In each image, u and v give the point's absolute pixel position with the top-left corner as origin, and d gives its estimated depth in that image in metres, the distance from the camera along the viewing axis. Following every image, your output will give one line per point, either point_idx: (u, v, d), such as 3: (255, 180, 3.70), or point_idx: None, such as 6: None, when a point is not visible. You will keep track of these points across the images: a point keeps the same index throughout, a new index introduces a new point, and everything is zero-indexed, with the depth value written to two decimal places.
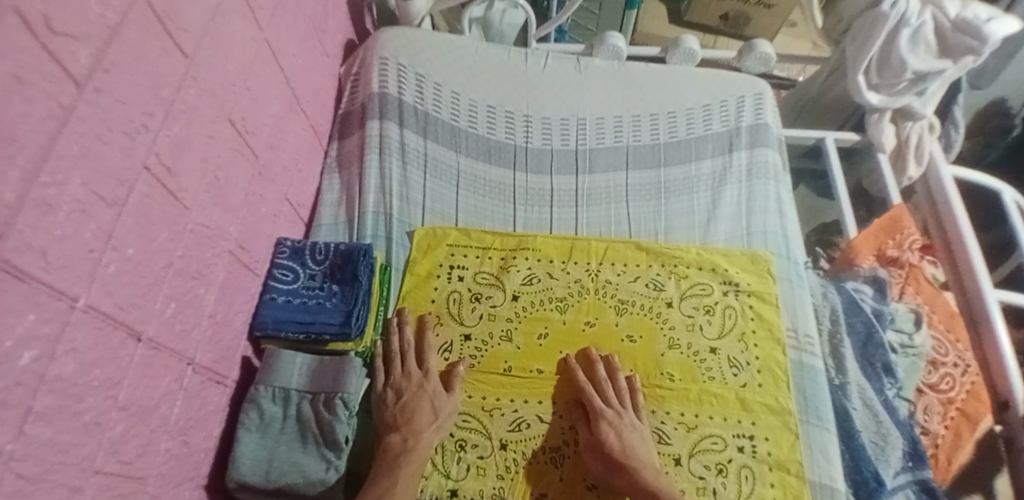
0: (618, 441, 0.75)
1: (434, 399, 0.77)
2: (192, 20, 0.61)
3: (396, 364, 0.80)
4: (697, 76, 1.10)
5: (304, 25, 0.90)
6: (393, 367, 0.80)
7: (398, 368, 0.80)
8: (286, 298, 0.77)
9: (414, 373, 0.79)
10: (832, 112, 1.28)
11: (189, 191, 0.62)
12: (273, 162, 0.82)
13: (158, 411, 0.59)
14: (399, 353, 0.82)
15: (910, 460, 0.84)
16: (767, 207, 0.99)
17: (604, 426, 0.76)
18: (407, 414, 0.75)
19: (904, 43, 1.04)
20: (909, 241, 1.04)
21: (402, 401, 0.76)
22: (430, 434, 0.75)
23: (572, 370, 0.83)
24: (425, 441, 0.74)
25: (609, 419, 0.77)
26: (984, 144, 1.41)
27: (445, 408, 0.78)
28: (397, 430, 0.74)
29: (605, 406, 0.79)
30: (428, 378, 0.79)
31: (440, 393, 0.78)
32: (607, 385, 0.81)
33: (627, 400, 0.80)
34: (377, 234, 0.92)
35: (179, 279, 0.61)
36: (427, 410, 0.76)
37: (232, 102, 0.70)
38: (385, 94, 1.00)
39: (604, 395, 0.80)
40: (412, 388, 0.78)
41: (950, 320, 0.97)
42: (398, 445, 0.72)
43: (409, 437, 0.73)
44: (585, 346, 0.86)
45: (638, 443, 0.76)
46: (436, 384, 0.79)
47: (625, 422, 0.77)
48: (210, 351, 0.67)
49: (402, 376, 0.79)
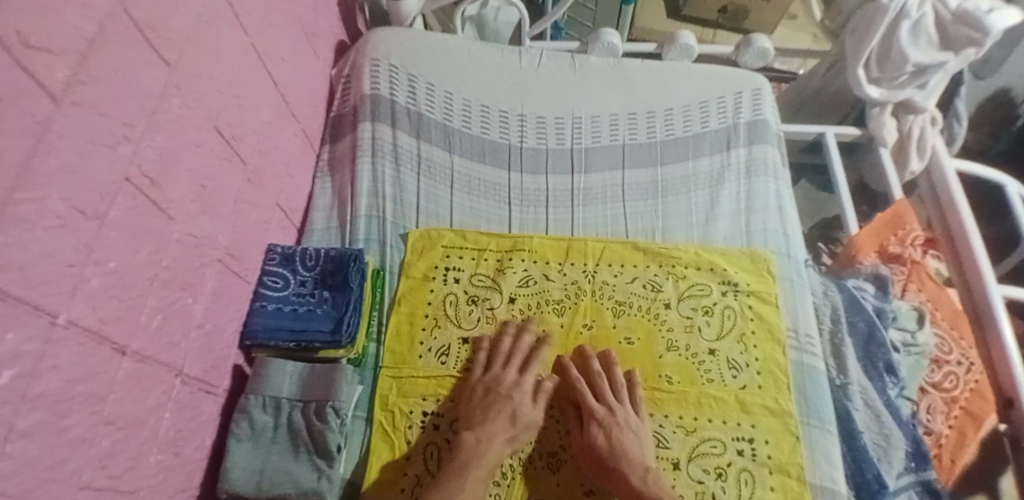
0: (606, 441, 0.75)
1: (516, 408, 0.77)
2: (174, 28, 0.60)
3: (497, 362, 0.82)
4: (694, 72, 1.08)
5: (294, 29, 0.89)
6: (494, 364, 0.82)
7: (498, 365, 0.82)
8: (277, 305, 0.77)
9: (508, 373, 0.80)
10: (832, 106, 1.26)
11: (175, 201, 0.61)
12: (264, 168, 0.81)
13: (147, 424, 0.57)
14: (502, 353, 0.83)
15: (913, 461, 0.82)
16: (766, 205, 0.97)
17: (595, 428, 0.77)
18: (485, 415, 0.76)
19: (906, 36, 1.02)
20: (911, 237, 1.03)
21: (486, 402, 0.78)
22: (501, 442, 0.74)
23: (568, 371, 0.83)
24: (496, 449, 0.74)
25: (599, 419, 0.77)
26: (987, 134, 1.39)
27: (526, 419, 0.77)
28: (473, 430, 0.75)
29: (599, 403, 0.79)
30: (520, 384, 0.80)
31: (525, 403, 0.78)
32: (602, 381, 0.81)
33: (624, 396, 0.80)
34: (370, 238, 0.91)
35: (166, 291, 0.60)
36: (506, 416, 0.76)
37: (219, 110, 0.69)
38: (377, 95, 0.99)
39: (599, 393, 0.80)
40: (503, 390, 0.79)
41: (954, 317, 0.95)
42: (472, 446, 0.73)
43: (482, 439, 0.74)
44: (579, 344, 0.86)
45: (630, 441, 0.76)
46: (524, 394, 0.79)
47: (616, 421, 0.77)
48: (200, 362, 0.66)
49: (496, 374, 0.80)
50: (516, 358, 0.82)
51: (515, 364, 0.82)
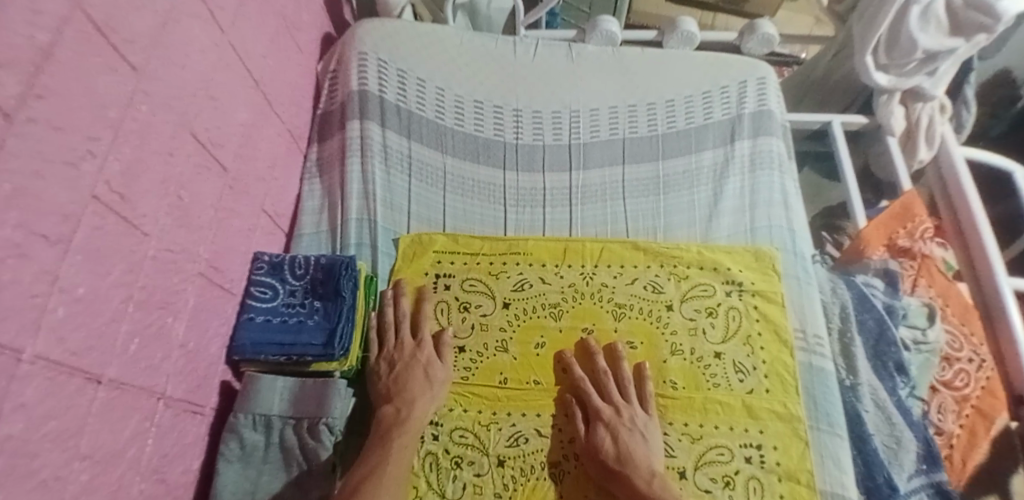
0: (613, 446, 0.73)
1: (427, 367, 0.77)
2: (139, 30, 0.56)
3: (389, 336, 0.81)
4: (695, 60, 1.04)
5: (274, 23, 0.85)
6: (387, 337, 0.80)
7: (391, 338, 0.80)
8: (265, 317, 0.73)
9: (405, 342, 0.79)
10: (837, 94, 1.22)
11: (148, 216, 0.58)
12: (246, 173, 0.77)
13: (126, 454, 0.55)
14: (390, 324, 0.81)
15: (924, 463, 0.80)
16: (771, 199, 0.94)
17: (601, 429, 0.75)
18: (400, 384, 0.75)
19: (916, 21, 0.98)
20: (920, 229, 1.00)
21: (395, 372, 0.77)
22: (424, 404, 0.74)
23: (571, 369, 0.80)
24: (419, 410, 0.73)
25: (605, 420, 0.75)
26: (989, 115, 1.35)
27: (439, 376, 0.77)
28: (391, 401, 0.74)
29: (603, 402, 0.77)
30: (421, 347, 0.79)
31: (434, 362, 0.78)
32: (608, 378, 0.79)
33: (632, 395, 0.78)
34: (361, 242, 0.87)
35: (141, 312, 0.57)
36: (421, 378, 0.76)
37: (193, 114, 0.65)
38: (365, 92, 0.95)
39: (608, 392, 0.78)
40: (406, 357, 0.78)
41: (964, 312, 0.94)
42: (390, 416, 0.72)
43: (401, 407, 0.73)
44: (580, 336, 0.83)
45: (637, 444, 0.73)
46: (430, 354, 0.79)
47: (623, 422, 0.75)
48: (182, 382, 0.63)
49: (393, 347, 0.79)
50: (406, 326, 0.81)
51: (410, 336, 0.80)
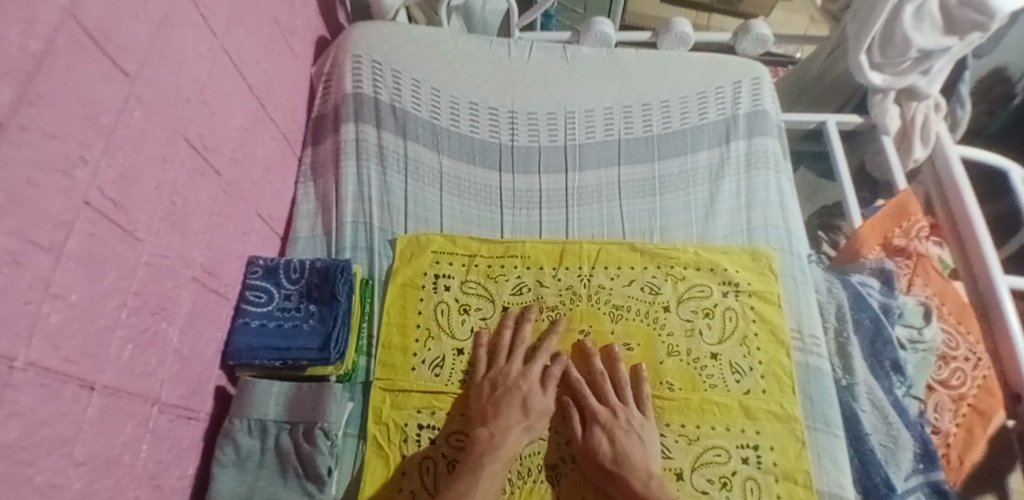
0: (610, 448, 0.73)
1: (528, 397, 0.76)
2: (132, 36, 0.56)
3: (501, 356, 0.80)
4: (690, 61, 1.04)
5: (269, 28, 0.85)
6: (496, 360, 0.80)
7: (502, 359, 0.80)
8: (260, 322, 0.73)
9: (513, 365, 0.79)
10: (833, 93, 1.22)
11: (142, 222, 0.58)
12: (241, 177, 0.77)
13: (122, 460, 0.54)
14: (505, 347, 0.81)
15: (921, 463, 0.80)
16: (768, 199, 0.94)
17: (597, 430, 0.75)
18: (496, 409, 0.74)
19: (910, 19, 0.98)
20: (917, 228, 1.00)
21: (497, 396, 0.76)
22: (518, 432, 0.73)
23: (568, 371, 0.81)
24: (513, 437, 0.72)
25: (602, 422, 0.75)
26: (987, 113, 1.35)
27: (540, 408, 0.76)
28: (486, 425, 0.73)
29: (599, 405, 0.78)
30: (527, 374, 0.78)
31: (537, 391, 0.77)
32: (606, 382, 0.79)
33: (629, 397, 0.78)
34: (357, 246, 0.87)
35: (136, 318, 0.56)
36: (518, 406, 0.75)
37: (187, 119, 0.65)
38: (360, 94, 0.95)
39: (606, 395, 0.78)
40: (509, 382, 0.77)
41: (960, 311, 0.93)
42: (485, 440, 0.71)
43: (496, 432, 0.72)
44: (578, 339, 0.84)
45: (633, 445, 0.73)
46: (533, 382, 0.78)
47: (620, 424, 0.75)
48: (177, 388, 0.63)
49: (500, 368, 0.79)
50: (518, 348, 0.81)
51: (518, 357, 0.80)
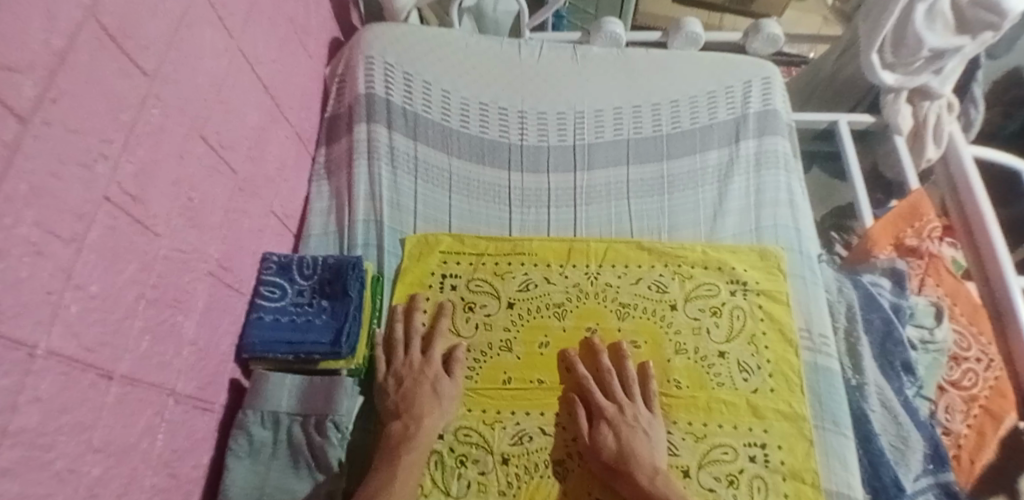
0: (615, 443, 0.73)
1: (436, 382, 0.77)
2: (151, 36, 0.58)
3: (399, 349, 0.80)
4: (700, 61, 1.04)
5: (283, 28, 0.86)
6: (395, 353, 0.80)
7: (402, 352, 0.80)
8: (274, 316, 0.74)
9: (414, 356, 0.79)
10: (845, 93, 1.21)
11: (160, 216, 0.59)
12: (256, 174, 0.79)
13: (139, 448, 0.56)
14: (400, 340, 0.81)
15: (931, 463, 0.80)
16: (776, 198, 0.94)
17: (603, 427, 0.75)
18: (408, 400, 0.75)
19: (922, 19, 0.97)
20: (928, 229, 1.00)
21: (404, 387, 0.76)
22: (434, 418, 0.74)
23: (575, 367, 0.81)
24: (427, 426, 0.73)
25: (609, 418, 0.76)
26: (1002, 114, 1.34)
27: (448, 392, 0.77)
28: (399, 417, 0.74)
29: (606, 401, 0.78)
30: (428, 362, 0.79)
31: (441, 376, 0.78)
32: (611, 378, 0.79)
33: (636, 394, 0.78)
34: (368, 243, 0.88)
35: (153, 309, 0.58)
36: (428, 395, 0.76)
37: (204, 117, 0.67)
38: (372, 95, 0.96)
39: (613, 391, 0.78)
40: (414, 372, 0.78)
41: (973, 312, 0.94)
42: (399, 432, 0.72)
43: (411, 423, 0.73)
44: (585, 334, 0.84)
45: (640, 441, 0.73)
46: (437, 369, 0.78)
47: (627, 420, 0.75)
48: (193, 379, 0.65)
49: (402, 361, 0.79)
50: (415, 340, 0.81)
51: (416, 350, 0.80)
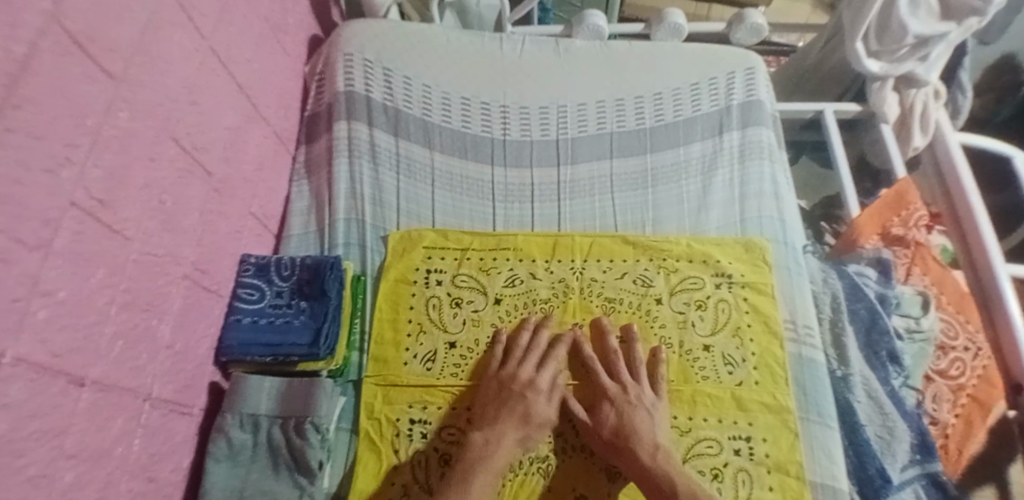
0: (618, 421, 0.74)
1: (529, 406, 0.75)
2: (118, 39, 0.57)
3: (510, 360, 0.79)
4: (685, 52, 1.03)
5: (260, 27, 0.85)
6: (507, 363, 0.79)
7: (508, 364, 0.79)
8: (253, 318, 0.74)
9: (520, 371, 0.77)
10: (830, 83, 1.20)
11: (131, 220, 0.59)
12: (233, 176, 0.78)
13: (114, 453, 0.56)
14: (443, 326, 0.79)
15: (919, 453, 0.80)
16: (761, 190, 0.93)
17: (606, 406, 0.76)
18: (495, 418, 0.74)
19: (905, 6, 0.97)
20: (914, 218, 0.99)
21: (489, 402, 0.76)
22: (512, 442, 0.72)
23: (556, 346, 0.80)
24: (505, 449, 0.71)
25: (612, 398, 0.76)
26: (995, 100, 1.38)
27: (540, 417, 0.74)
28: (481, 430, 0.73)
29: (611, 381, 0.78)
30: (535, 382, 0.77)
31: (541, 401, 0.76)
32: (618, 359, 0.79)
33: (641, 374, 0.78)
34: (349, 242, 0.88)
35: (126, 314, 0.58)
36: (518, 416, 0.74)
37: (175, 120, 0.66)
38: (352, 92, 0.96)
39: (616, 370, 0.79)
40: (514, 389, 0.76)
41: (960, 301, 0.94)
42: (478, 448, 0.71)
43: (490, 439, 0.72)
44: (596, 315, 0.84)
45: (642, 419, 0.74)
46: (539, 391, 0.76)
47: (629, 400, 0.75)
48: (170, 383, 0.65)
49: (506, 375, 0.78)
50: (531, 355, 0.79)
51: (514, 364, 0.79)
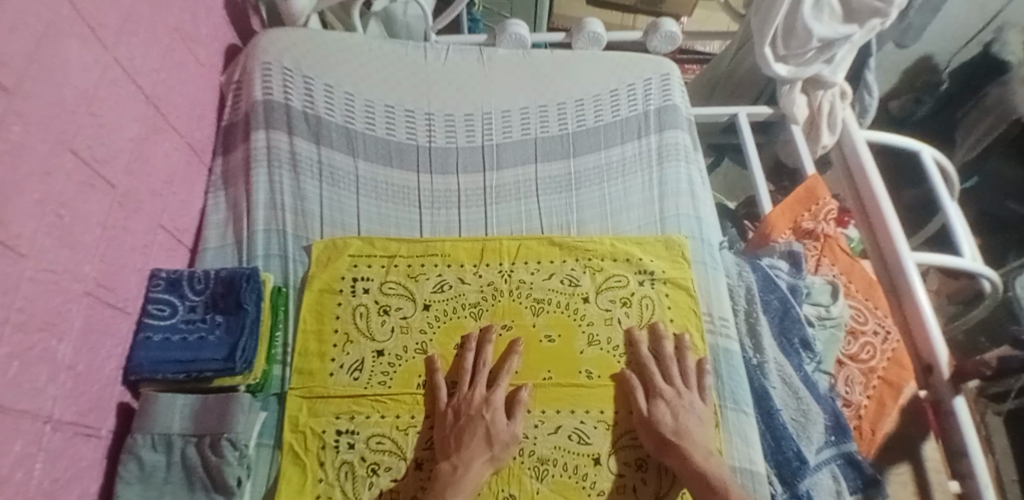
0: (673, 421, 0.75)
1: (490, 427, 0.74)
2: (11, 51, 0.55)
3: (462, 383, 0.79)
4: (604, 60, 1.07)
5: (167, 37, 0.83)
6: (461, 385, 0.79)
7: (465, 384, 0.78)
8: (163, 336, 0.72)
9: (476, 393, 0.77)
10: (744, 87, 1.27)
11: (25, 236, 0.56)
12: (139, 188, 0.75)
13: (13, 479, 0.53)
14: (468, 370, 0.80)
15: (833, 435, 0.84)
16: (679, 190, 0.97)
17: (660, 405, 0.77)
18: (460, 440, 0.73)
19: (809, 11, 1.03)
20: (824, 211, 1.06)
21: (460, 425, 0.74)
22: (481, 464, 0.71)
23: (483, 350, 0.81)
24: (475, 471, 0.70)
25: (667, 398, 0.78)
26: (914, 100, 1.50)
27: (503, 437, 0.73)
28: (449, 458, 0.72)
29: (666, 385, 0.80)
30: (490, 402, 0.76)
31: (500, 419, 0.75)
32: (673, 367, 0.82)
33: (692, 380, 0.81)
34: (270, 253, 0.87)
35: (21, 334, 0.55)
36: (481, 438, 0.73)
37: (73, 131, 0.64)
38: (270, 101, 0.94)
39: (666, 373, 0.81)
40: (472, 410, 0.75)
41: (868, 287, 1.00)
42: (448, 473, 0.70)
43: (459, 464, 0.71)
44: (567, 333, 0.85)
45: (694, 425, 0.76)
46: (496, 410, 0.75)
47: (683, 403, 0.78)
48: (72, 405, 0.62)
49: (464, 396, 0.77)
50: (481, 374, 0.79)
51: (481, 386, 0.78)
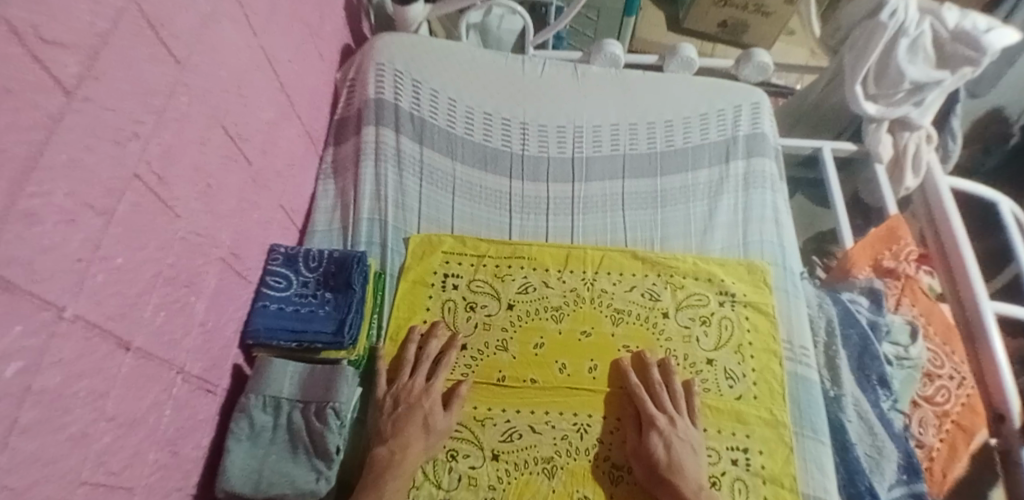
0: (665, 453, 0.75)
1: (428, 415, 0.76)
2: (184, 27, 0.61)
3: (415, 372, 0.80)
4: (696, 84, 1.10)
5: (299, 31, 0.89)
6: (400, 375, 0.80)
7: (405, 374, 0.80)
8: (279, 305, 0.77)
9: (417, 381, 0.79)
10: (830, 121, 1.28)
11: (181, 198, 0.62)
12: (267, 167, 0.81)
13: (146, 421, 0.57)
14: (409, 362, 0.81)
15: (904, 474, 0.84)
16: (763, 216, 0.98)
17: (654, 436, 0.77)
18: (398, 425, 0.75)
19: (904, 53, 1.04)
20: (905, 252, 1.05)
21: (396, 412, 0.76)
22: (418, 449, 0.74)
23: (428, 344, 0.83)
24: (412, 455, 0.73)
25: (660, 428, 0.77)
26: (982, 150, 1.48)
27: (439, 426, 0.76)
28: (385, 441, 0.74)
29: (659, 412, 0.79)
30: (429, 391, 0.78)
31: (436, 409, 0.77)
32: (777, 389, 0.84)
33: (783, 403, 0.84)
34: (372, 241, 0.91)
35: (169, 288, 0.60)
36: (419, 426, 0.75)
37: (225, 110, 0.70)
38: (382, 99, 1.00)
39: (676, 404, 0.80)
40: (412, 398, 0.77)
41: (947, 331, 0.98)
42: (384, 458, 0.72)
43: (396, 449, 0.73)
44: (640, 347, 0.86)
45: (687, 456, 0.76)
46: (435, 400, 0.77)
47: (676, 433, 0.77)
48: (200, 360, 0.67)
49: (405, 383, 0.79)
50: (423, 365, 0.81)
51: (422, 375, 0.80)
